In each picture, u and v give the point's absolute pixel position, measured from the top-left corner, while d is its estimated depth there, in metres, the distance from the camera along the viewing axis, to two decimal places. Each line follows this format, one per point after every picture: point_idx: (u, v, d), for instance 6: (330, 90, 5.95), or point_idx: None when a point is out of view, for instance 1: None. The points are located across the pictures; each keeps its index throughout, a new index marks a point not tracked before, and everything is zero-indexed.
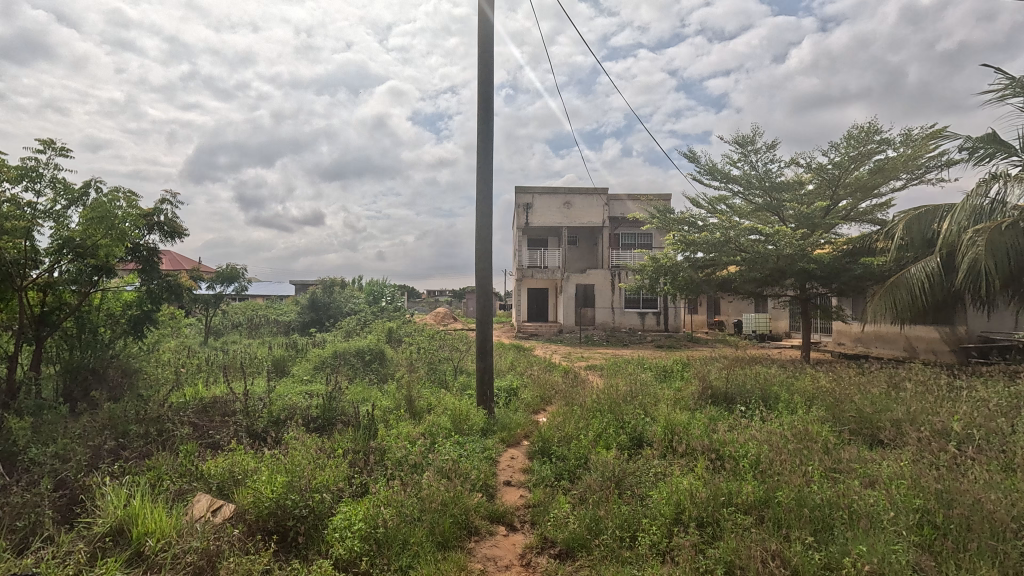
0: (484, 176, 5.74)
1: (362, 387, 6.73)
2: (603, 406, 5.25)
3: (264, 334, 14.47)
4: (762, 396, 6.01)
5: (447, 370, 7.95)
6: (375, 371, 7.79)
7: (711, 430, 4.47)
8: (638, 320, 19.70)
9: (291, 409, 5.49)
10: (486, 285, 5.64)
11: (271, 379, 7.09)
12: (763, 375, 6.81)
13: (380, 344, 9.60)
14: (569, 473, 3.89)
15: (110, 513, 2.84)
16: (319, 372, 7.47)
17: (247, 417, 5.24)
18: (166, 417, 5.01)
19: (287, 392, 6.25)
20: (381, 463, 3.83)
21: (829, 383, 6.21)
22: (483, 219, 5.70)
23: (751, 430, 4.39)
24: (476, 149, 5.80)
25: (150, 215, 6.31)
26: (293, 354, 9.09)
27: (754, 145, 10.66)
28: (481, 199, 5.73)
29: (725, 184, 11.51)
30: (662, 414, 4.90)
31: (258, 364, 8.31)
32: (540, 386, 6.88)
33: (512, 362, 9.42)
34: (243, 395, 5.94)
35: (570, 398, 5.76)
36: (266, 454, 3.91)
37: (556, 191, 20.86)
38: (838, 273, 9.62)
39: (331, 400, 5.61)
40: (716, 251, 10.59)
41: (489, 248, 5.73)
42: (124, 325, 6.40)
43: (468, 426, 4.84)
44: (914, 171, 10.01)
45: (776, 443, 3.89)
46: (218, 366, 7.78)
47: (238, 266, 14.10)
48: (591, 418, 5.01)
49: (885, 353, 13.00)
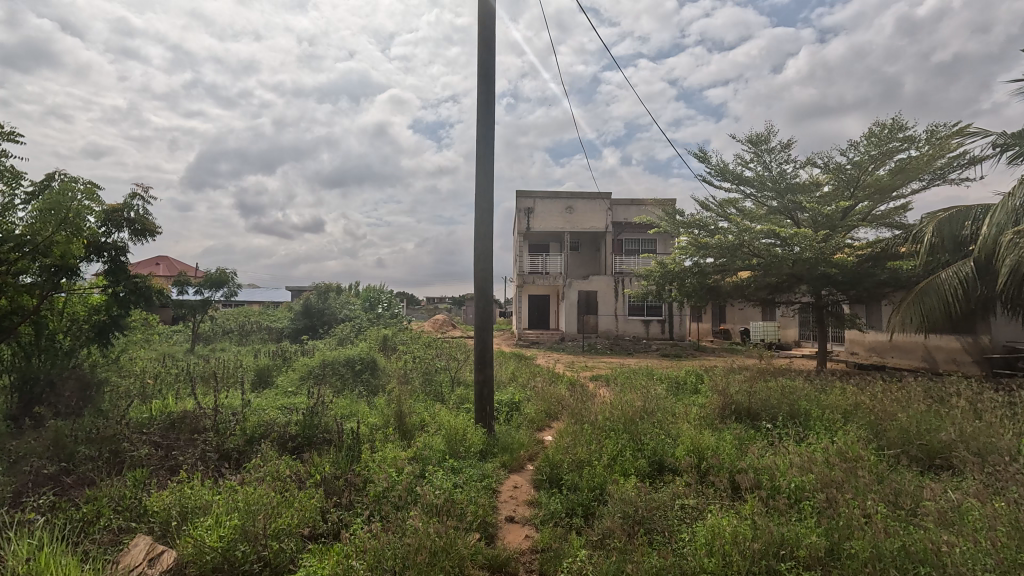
0: (485, 168, 5.20)
1: (351, 401, 6.15)
2: (617, 426, 4.66)
3: (255, 340, 13.87)
4: (790, 411, 5.44)
5: (444, 381, 7.36)
6: (365, 383, 7.21)
7: (744, 455, 3.91)
8: (642, 328, 19.12)
9: (267, 425, 4.92)
10: (487, 289, 5.09)
11: (251, 392, 6.50)
12: (789, 388, 6.22)
13: (373, 353, 9.01)
14: (584, 508, 3.32)
15: (11, 566, 2.26)
16: (304, 383, 6.86)
17: (218, 435, 4.69)
18: (123, 436, 4.43)
19: (267, 406, 5.66)
20: (362, 497, 3.26)
21: (865, 398, 5.62)
22: (483, 216, 5.15)
23: (790, 456, 3.82)
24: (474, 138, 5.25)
25: (118, 211, 5.77)
26: (279, 363, 8.51)
27: (768, 144, 10.13)
28: (481, 193, 5.19)
29: (737, 185, 10.97)
30: (684, 434, 4.37)
31: (241, 374, 7.71)
32: (544, 399, 6.30)
33: (514, 372, 8.81)
34: (217, 409, 5.36)
35: (578, 413, 5.17)
36: (228, 485, 3.33)
37: (557, 195, 20.36)
38: (860, 279, 9.05)
39: (313, 417, 5.06)
40: (729, 255, 10.03)
41: (489, 247, 5.17)
42: (88, 333, 5.81)
43: (465, 447, 4.26)
44: (937, 171, 9.47)
45: (826, 472, 3.34)
46: (195, 377, 7.20)
47: (227, 270, 13.54)
48: (604, 438, 4.42)
49: (903, 364, 12.41)
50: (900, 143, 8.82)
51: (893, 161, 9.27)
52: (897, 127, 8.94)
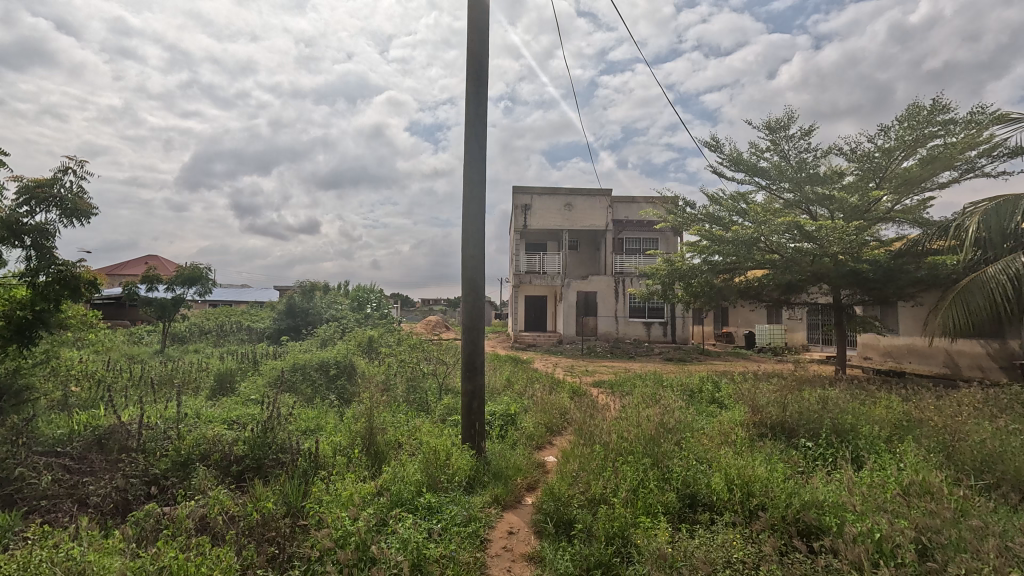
0: (474, 135, 4.32)
1: (320, 414, 5.26)
2: (635, 445, 3.81)
3: (232, 342, 12.87)
4: (833, 425, 4.62)
5: (430, 391, 6.45)
6: (339, 391, 6.32)
7: (801, 489, 3.07)
8: (643, 330, 18.29)
9: (208, 444, 4.03)
10: (476, 279, 4.20)
11: (203, 403, 5.60)
12: (827, 396, 5.37)
13: (353, 356, 8.11)
14: (604, 570, 2.49)
15: None
16: (267, 392, 5.93)
17: (145, 458, 3.83)
18: (19, 460, 3.55)
19: (218, 420, 4.78)
20: (303, 553, 2.42)
21: (922, 414, 4.77)
22: (475, 192, 4.29)
23: (861, 496, 2.99)
24: (466, 94, 4.36)
25: (42, 184, 4.94)
26: (246, 367, 7.60)
27: (787, 130, 9.34)
28: (471, 165, 4.31)
29: (751, 176, 10.17)
30: (718, 457, 3.56)
31: (199, 380, 6.79)
32: (544, 412, 5.43)
33: (510, 379, 7.92)
34: (152, 421, 4.48)
35: (586, 429, 4.32)
36: (126, 552, 2.45)
37: (556, 191, 19.52)
38: (893, 278, 8.23)
39: (267, 434, 4.17)
40: (745, 252, 9.23)
41: (479, 228, 4.29)
42: (3, 332, 4.78)
43: (447, 477, 3.41)
44: (970, 161, 8.71)
45: (936, 531, 2.50)
46: (146, 382, 6.30)
47: (201, 265, 12.52)
48: (621, 461, 3.58)
49: (921, 369, 11.75)
50: (936, 127, 8.02)
51: (924, 149, 8.46)
52: (931, 111, 8.13)
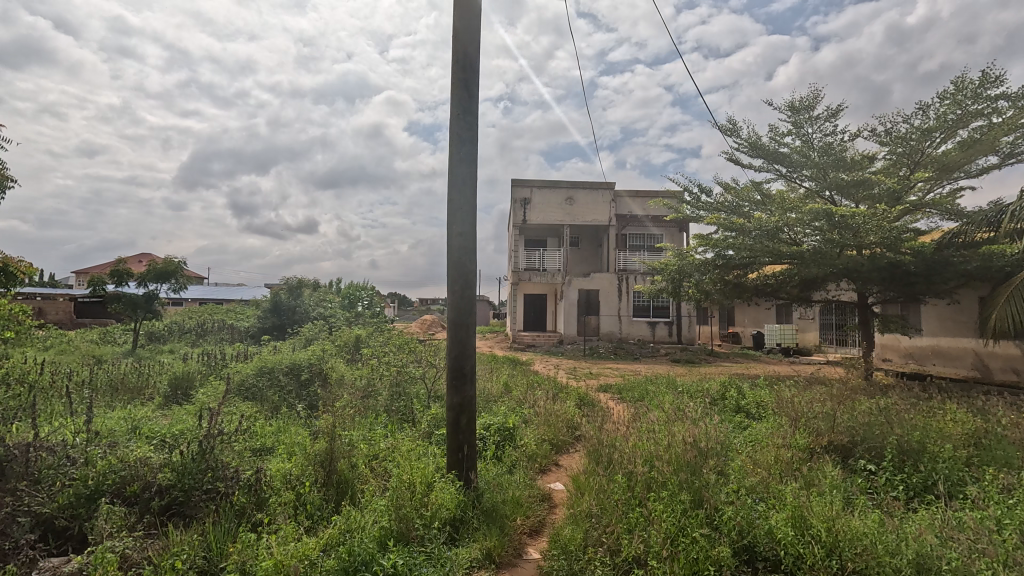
0: (464, 78, 3.42)
1: (280, 429, 4.40)
2: (667, 474, 2.96)
3: (210, 341, 12.01)
4: (900, 446, 3.77)
5: (416, 399, 5.59)
6: (309, 400, 5.50)
7: (901, 546, 2.25)
8: (648, 330, 17.44)
9: (126, 470, 3.17)
10: (465, 262, 3.35)
11: (145, 415, 4.72)
12: (884, 406, 4.50)
13: (332, 358, 7.26)
14: None
15: None
16: (222, 401, 5.06)
17: (40, 488, 2.97)
18: None
19: (153, 438, 3.91)
20: None
21: (1007, 436, 3.91)
22: (467, 152, 3.41)
23: (988, 561, 2.16)
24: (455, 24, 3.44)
25: None
26: (209, 370, 6.74)
27: (811, 110, 8.52)
28: (459, 118, 3.43)
29: (770, 162, 9.36)
30: (781, 496, 2.73)
31: (152, 387, 5.95)
32: (548, 425, 4.63)
33: (507, 384, 7.07)
34: (65, 434, 3.60)
35: (602, 450, 3.47)
36: None
37: (557, 184, 18.68)
38: (934, 272, 7.44)
39: (203, 457, 3.31)
40: (766, 243, 8.44)
41: (471, 197, 3.45)
42: None
43: (422, 523, 2.58)
44: (1013, 144, 7.94)
45: None
46: (86, 388, 5.44)
47: (175, 259, 11.63)
48: (652, 499, 2.74)
49: (946, 372, 10.97)
50: (981, 105, 7.22)
51: (965, 131, 7.64)
52: (977, 87, 7.28)
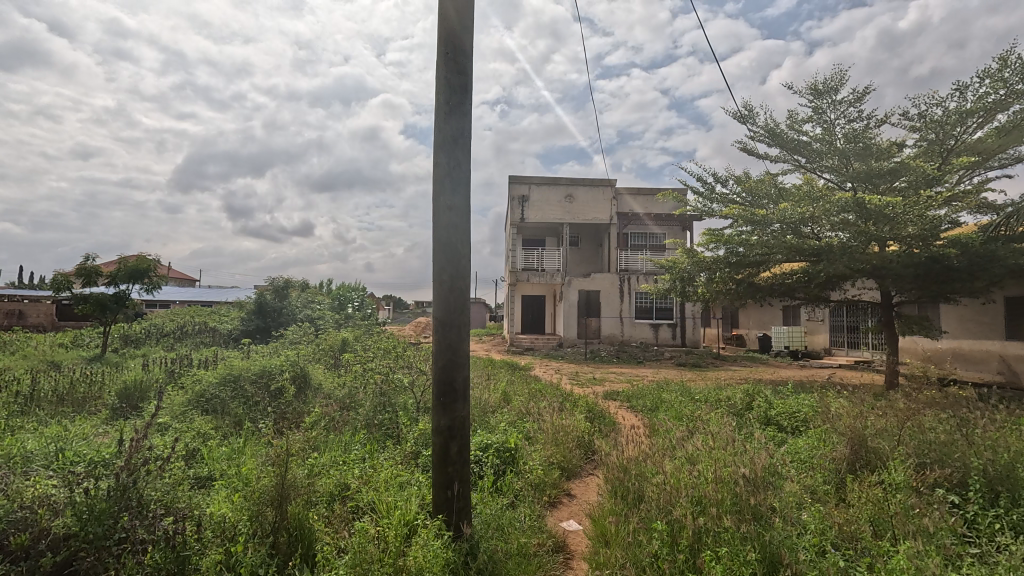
0: (455, 7, 2.68)
1: (236, 451, 3.66)
2: (726, 524, 2.23)
3: (187, 345, 11.19)
4: (993, 476, 3.05)
5: (402, 411, 4.83)
6: (277, 413, 4.75)
7: None
8: (650, 332, 16.76)
9: (19, 516, 2.40)
10: (456, 244, 2.63)
11: (78, 433, 3.95)
12: (953, 421, 3.79)
13: (310, 363, 6.50)
14: None
15: None
16: (172, 415, 4.30)
17: None
18: None
19: (72, 464, 3.13)
20: None
21: None
22: (456, 102, 2.68)
23: None
24: None
25: None
26: (168, 378, 5.95)
27: (835, 93, 7.86)
28: (448, 59, 2.70)
29: (788, 151, 8.70)
30: (888, 561, 2.01)
31: (99, 399, 5.17)
32: (556, 445, 3.91)
33: (506, 393, 6.35)
34: None
35: (632, 487, 2.75)
36: None
37: (556, 181, 17.99)
38: (974, 268, 6.78)
39: (121, 496, 2.55)
40: (786, 237, 7.77)
41: (463, 160, 2.72)
42: None
43: None
44: None
45: None
46: (15, 405, 4.66)
47: (149, 257, 10.82)
48: (709, 565, 2.01)
49: (970, 376, 10.30)
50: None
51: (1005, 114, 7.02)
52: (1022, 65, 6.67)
